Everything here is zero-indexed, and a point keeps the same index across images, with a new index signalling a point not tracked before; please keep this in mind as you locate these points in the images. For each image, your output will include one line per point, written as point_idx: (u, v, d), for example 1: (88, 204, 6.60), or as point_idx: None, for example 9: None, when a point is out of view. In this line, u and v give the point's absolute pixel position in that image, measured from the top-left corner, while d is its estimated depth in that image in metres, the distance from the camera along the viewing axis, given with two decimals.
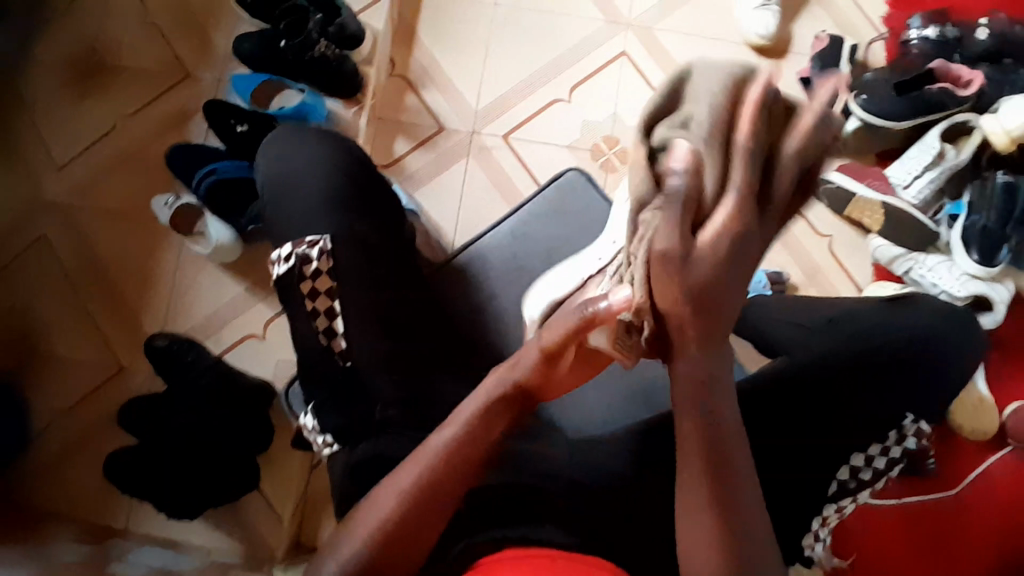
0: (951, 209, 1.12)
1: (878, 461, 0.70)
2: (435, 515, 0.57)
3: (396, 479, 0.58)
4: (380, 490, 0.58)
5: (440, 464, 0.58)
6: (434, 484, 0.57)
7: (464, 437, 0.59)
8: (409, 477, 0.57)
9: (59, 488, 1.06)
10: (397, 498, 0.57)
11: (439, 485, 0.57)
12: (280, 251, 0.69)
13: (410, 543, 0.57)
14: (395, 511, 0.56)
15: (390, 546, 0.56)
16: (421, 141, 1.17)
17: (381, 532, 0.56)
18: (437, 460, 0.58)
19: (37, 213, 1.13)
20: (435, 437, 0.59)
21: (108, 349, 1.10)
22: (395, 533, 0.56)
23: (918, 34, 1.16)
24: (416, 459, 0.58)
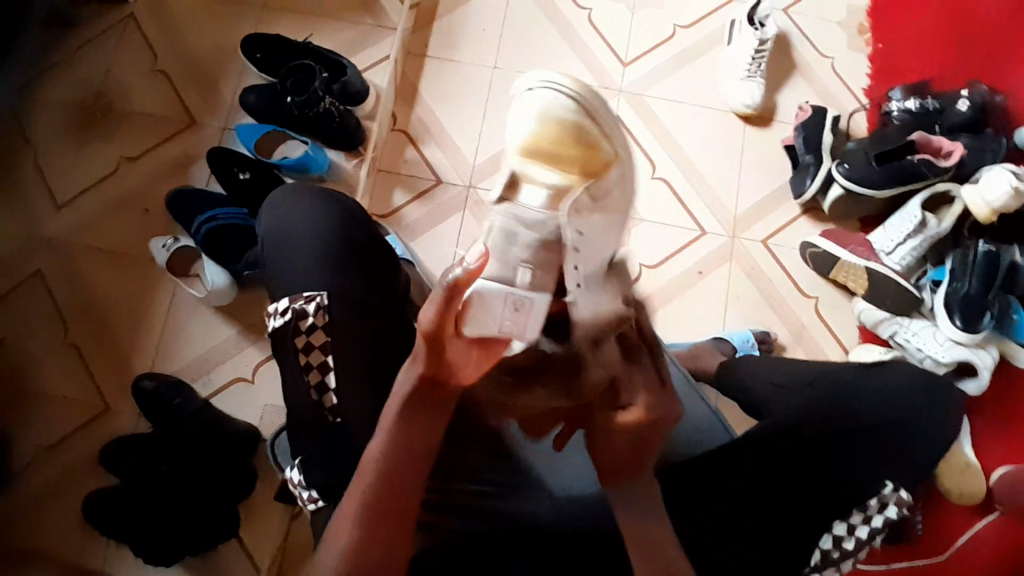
0: (933, 275, 1.15)
1: (860, 530, 0.68)
2: (394, 535, 0.57)
3: (348, 506, 0.58)
4: (336, 523, 0.58)
5: (385, 484, 0.56)
6: (378, 506, 0.56)
7: (394, 445, 0.56)
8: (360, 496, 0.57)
9: (30, 532, 1.03)
10: (352, 524, 0.57)
11: (384, 507, 0.56)
12: (278, 305, 0.71)
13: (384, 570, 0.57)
14: (351, 538, 0.56)
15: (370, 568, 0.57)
16: (420, 193, 1.21)
17: (353, 558, 0.56)
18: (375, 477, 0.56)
19: (35, 252, 1.15)
20: (370, 448, 0.58)
21: (94, 389, 1.10)
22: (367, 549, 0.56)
23: (899, 106, 1.22)
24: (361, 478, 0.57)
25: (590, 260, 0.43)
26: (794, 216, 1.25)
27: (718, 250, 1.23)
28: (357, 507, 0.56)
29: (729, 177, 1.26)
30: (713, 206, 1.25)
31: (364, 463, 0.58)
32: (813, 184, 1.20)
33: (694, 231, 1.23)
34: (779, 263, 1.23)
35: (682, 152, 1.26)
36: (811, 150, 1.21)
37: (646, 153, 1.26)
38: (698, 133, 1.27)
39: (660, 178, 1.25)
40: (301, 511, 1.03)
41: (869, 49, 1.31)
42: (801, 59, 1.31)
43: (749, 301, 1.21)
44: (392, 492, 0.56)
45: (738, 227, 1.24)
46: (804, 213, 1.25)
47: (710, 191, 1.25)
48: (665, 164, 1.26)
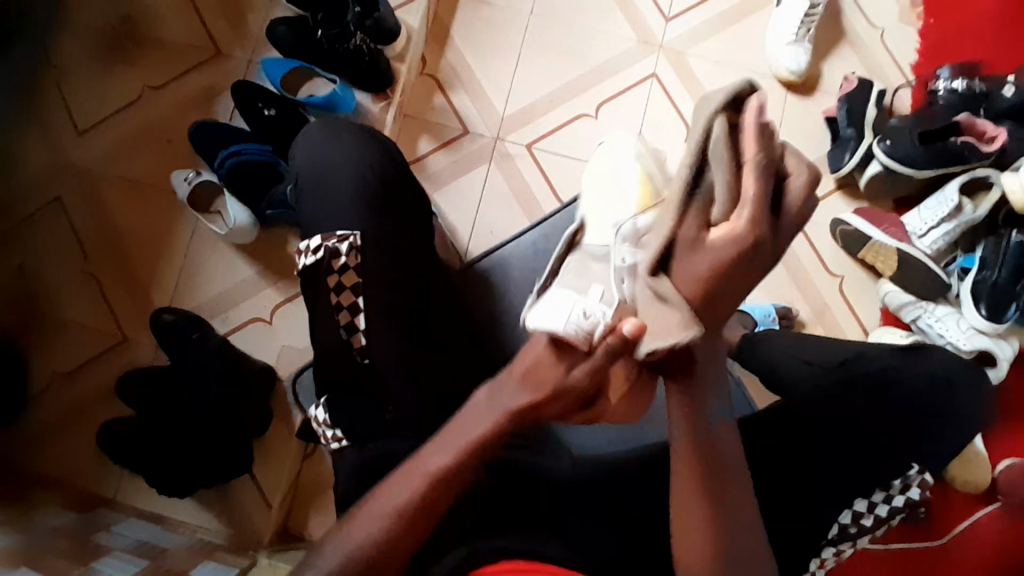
0: (963, 262, 1.12)
1: (880, 508, 0.69)
2: (409, 552, 0.54)
3: (390, 494, 0.54)
4: (350, 528, 0.55)
5: (434, 496, 0.54)
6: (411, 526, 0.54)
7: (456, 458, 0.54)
8: (408, 493, 0.54)
9: (50, 454, 1.06)
10: (370, 545, 0.54)
11: (419, 518, 0.54)
12: (310, 242, 0.70)
13: (397, 564, 0.54)
14: (366, 556, 0.53)
15: (388, 559, 0.54)
16: (445, 142, 1.18)
17: (376, 544, 0.53)
18: (437, 481, 0.54)
19: (55, 178, 1.13)
20: (427, 459, 0.55)
21: (114, 319, 1.10)
22: (394, 539, 0.54)
23: (945, 86, 1.16)
24: (410, 476, 0.54)
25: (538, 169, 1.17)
26: (829, 191, 1.21)
27: None
28: (386, 525, 0.54)
29: None
30: None
31: (413, 470, 0.55)
32: (851, 160, 1.16)
33: None
34: (808, 238, 1.20)
35: None
36: (852, 123, 1.17)
37: (681, 115, 1.21)
38: None
39: None
40: (314, 451, 1.05)
41: (921, 23, 1.24)
42: (850, 27, 1.24)
43: (774, 276, 1.19)
44: (435, 499, 0.54)
45: None
46: (839, 189, 1.21)
47: None
48: None
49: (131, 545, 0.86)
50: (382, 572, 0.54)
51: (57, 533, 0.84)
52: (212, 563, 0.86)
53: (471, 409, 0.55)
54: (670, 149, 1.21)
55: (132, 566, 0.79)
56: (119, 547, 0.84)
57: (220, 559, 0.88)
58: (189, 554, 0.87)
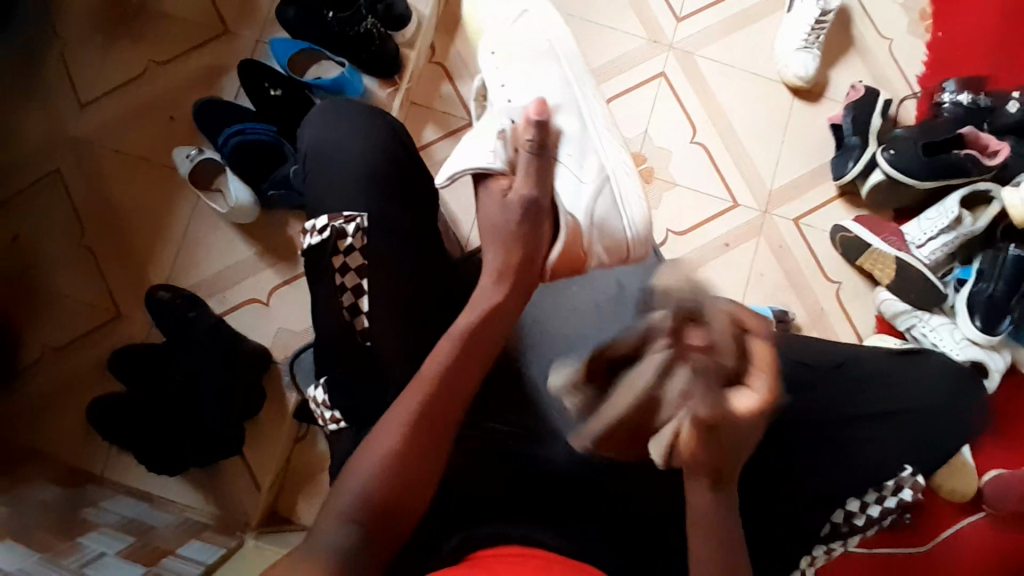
0: (960, 273, 1.12)
1: (872, 508, 0.69)
2: (427, 463, 0.57)
3: (396, 410, 0.59)
4: (360, 456, 0.57)
5: (437, 398, 0.59)
6: (419, 433, 0.58)
7: (454, 365, 0.62)
8: (412, 405, 0.59)
9: (39, 429, 1.04)
10: (380, 462, 0.56)
11: (431, 418, 0.59)
12: (316, 222, 0.70)
13: (418, 476, 0.57)
14: (376, 480, 0.55)
15: (408, 479, 0.56)
16: (451, 131, 1.17)
17: (397, 450, 0.56)
18: (432, 389, 0.60)
19: (56, 150, 1.12)
20: (429, 367, 0.61)
21: (109, 294, 1.09)
22: (412, 440, 0.57)
23: (951, 99, 1.16)
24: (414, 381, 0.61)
25: None
26: (829, 198, 1.21)
27: (748, 223, 1.20)
28: (397, 439, 0.57)
29: (770, 147, 1.22)
30: (749, 179, 1.21)
31: (419, 381, 0.60)
32: (854, 168, 1.16)
33: (726, 202, 1.20)
34: (807, 244, 1.20)
35: (723, 117, 1.22)
36: (858, 132, 1.17)
37: (687, 115, 1.21)
38: (744, 101, 1.22)
39: (697, 145, 1.21)
40: (306, 434, 1.05)
41: (929, 36, 1.24)
42: (859, 36, 1.24)
43: (772, 279, 1.19)
44: (436, 406, 0.59)
45: (771, 202, 1.21)
46: (840, 196, 1.21)
47: (747, 161, 1.21)
48: (706, 132, 1.21)
49: (119, 522, 0.86)
50: (403, 498, 0.55)
51: (44, 508, 0.84)
52: (197, 544, 0.85)
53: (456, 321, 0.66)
54: (675, 149, 1.21)
55: (119, 544, 0.78)
56: (105, 523, 0.84)
57: (206, 540, 0.88)
58: (175, 534, 0.87)
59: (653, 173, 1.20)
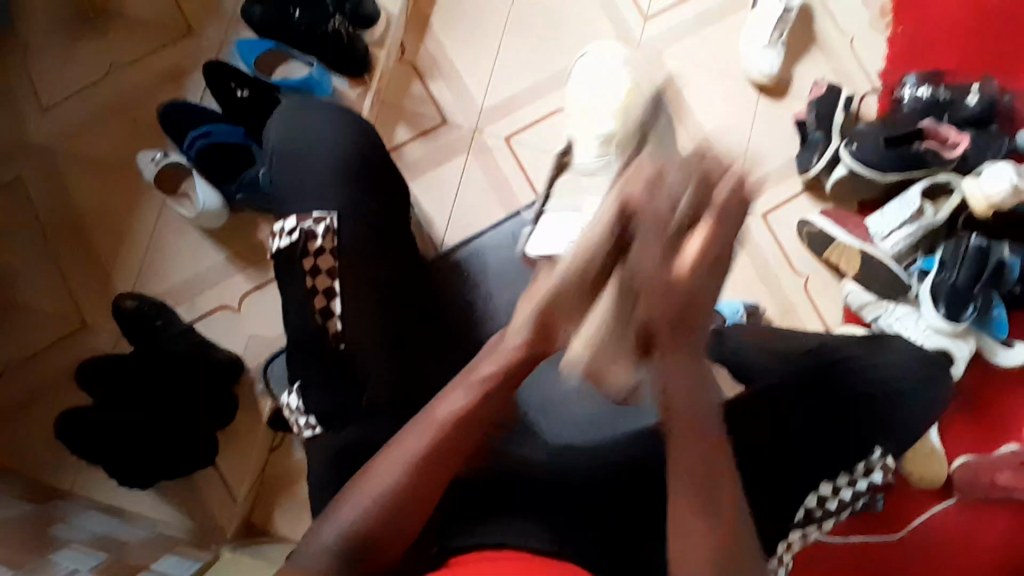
0: (923, 264, 1.15)
1: (844, 492, 0.71)
2: (428, 498, 0.57)
3: (397, 449, 0.57)
4: (356, 488, 0.57)
5: (448, 439, 0.58)
6: (425, 474, 0.57)
7: (465, 408, 0.59)
8: (420, 447, 0.57)
9: (3, 445, 1.01)
10: (378, 497, 0.56)
11: (437, 460, 0.57)
12: (284, 225, 0.69)
13: (412, 513, 0.56)
14: (368, 514, 0.55)
15: (405, 512, 0.56)
16: (423, 131, 1.17)
17: (391, 487, 0.56)
18: (443, 433, 0.58)
19: (14, 157, 1.08)
20: (440, 407, 0.59)
21: (72, 304, 1.06)
22: (411, 480, 0.56)
23: (911, 93, 1.19)
24: (424, 419, 0.59)
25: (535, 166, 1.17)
26: (796, 192, 1.24)
27: None
28: (398, 478, 0.56)
29: (738, 143, 1.24)
30: None
31: (429, 421, 0.59)
32: (819, 163, 1.19)
33: None
34: (776, 238, 1.23)
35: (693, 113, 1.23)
36: (822, 127, 1.20)
37: None
38: (712, 98, 1.24)
39: None
40: (281, 443, 1.02)
41: (889, 32, 1.27)
42: (821, 33, 1.27)
43: (743, 273, 1.21)
44: (445, 449, 0.58)
45: None
46: (806, 191, 1.24)
47: None
48: None
49: (90, 537, 0.83)
50: (395, 526, 0.56)
51: (11, 524, 0.81)
52: (171, 558, 0.83)
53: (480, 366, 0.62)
54: None
55: (92, 559, 0.77)
56: (75, 539, 0.81)
57: (180, 553, 0.86)
58: (149, 548, 0.85)
59: None
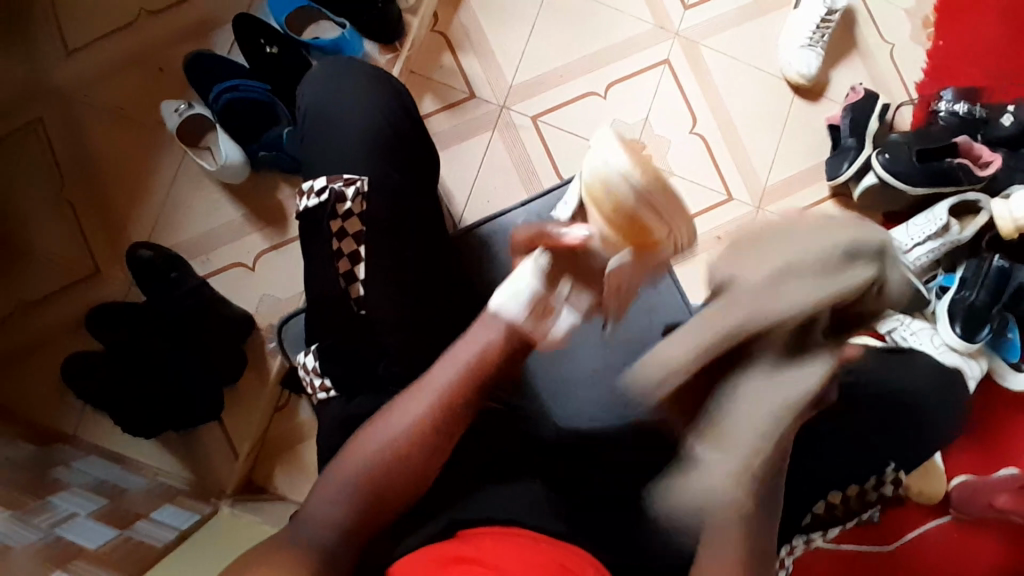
0: (943, 280, 1.14)
1: (852, 501, 0.71)
2: (422, 469, 0.57)
3: (381, 428, 0.57)
4: (351, 460, 0.57)
5: (441, 406, 0.58)
6: (421, 443, 0.57)
7: (467, 377, 0.59)
8: (414, 414, 0.57)
9: (10, 385, 1.01)
10: (373, 468, 0.56)
11: (434, 427, 0.58)
12: (313, 184, 0.68)
13: (408, 482, 0.57)
14: (365, 484, 0.55)
15: (401, 481, 0.56)
16: (450, 104, 1.15)
17: (378, 463, 0.56)
18: (439, 402, 0.58)
19: (39, 98, 1.07)
20: (435, 374, 0.59)
21: (88, 250, 1.05)
22: (400, 456, 0.56)
23: (947, 108, 1.17)
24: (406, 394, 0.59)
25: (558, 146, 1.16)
26: (822, 198, 1.22)
27: (742, 218, 1.20)
28: (391, 446, 0.56)
29: (768, 142, 1.22)
30: (745, 173, 1.21)
31: (422, 387, 0.59)
32: (849, 170, 1.16)
33: (721, 195, 1.20)
34: None
35: (724, 108, 1.21)
36: (854, 133, 1.17)
37: (689, 104, 1.20)
38: (746, 94, 1.22)
39: (697, 136, 1.20)
40: (287, 403, 1.03)
41: (930, 44, 1.24)
42: (862, 39, 1.24)
43: None
44: (443, 416, 0.58)
45: (766, 198, 1.21)
46: (832, 197, 1.22)
47: (745, 155, 1.21)
48: (708, 124, 1.20)
49: (90, 482, 0.84)
50: (391, 496, 0.56)
51: (12, 464, 0.81)
52: (171, 508, 0.84)
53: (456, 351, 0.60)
54: (674, 138, 1.19)
55: (91, 504, 0.77)
56: (76, 483, 0.82)
57: (181, 504, 0.87)
58: (149, 497, 0.85)
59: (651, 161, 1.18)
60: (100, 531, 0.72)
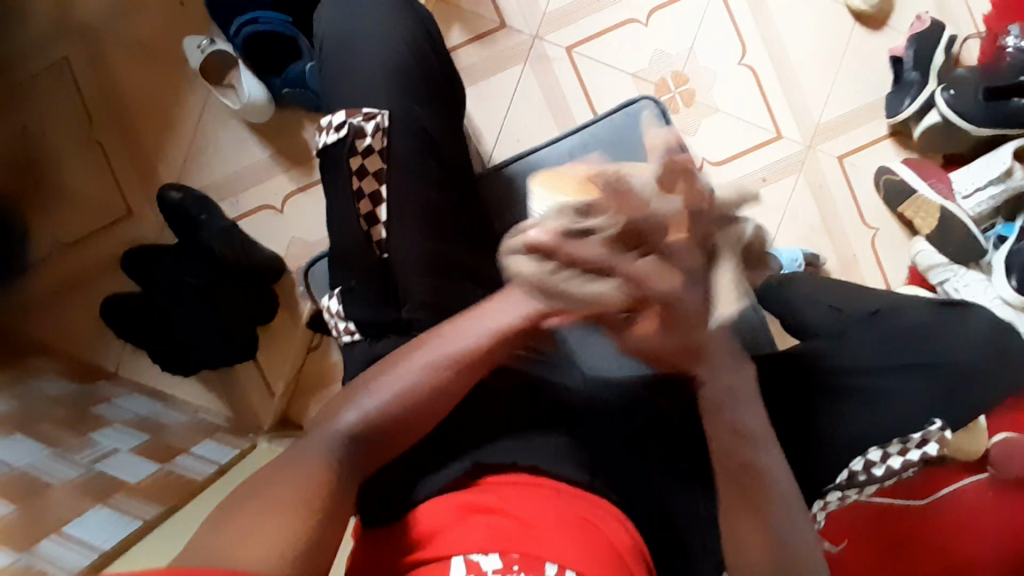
0: (1002, 229, 1.04)
1: (894, 460, 0.66)
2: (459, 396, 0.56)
3: (404, 373, 0.55)
4: (389, 376, 0.55)
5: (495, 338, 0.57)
6: (463, 373, 0.56)
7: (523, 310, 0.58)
8: (465, 342, 0.57)
9: (53, 324, 1.05)
10: (410, 386, 0.55)
11: (479, 358, 0.57)
12: (332, 119, 0.66)
13: (441, 407, 0.56)
14: (399, 402, 0.54)
15: (435, 405, 0.55)
16: (480, 35, 1.09)
17: (399, 405, 0.54)
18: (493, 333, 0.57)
19: (62, 36, 1.06)
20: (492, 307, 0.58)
21: (120, 192, 1.06)
22: (409, 407, 0.54)
23: (1016, 43, 1.06)
24: (427, 346, 0.57)
25: (592, 80, 1.09)
26: (879, 136, 1.11)
27: (790, 158, 1.11)
28: (432, 369, 0.55)
29: (823, 74, 1.12)
30: (795, 109, 1.12)
31: (478, 317, 0.58)
32: (910, 107, 1.07)
33: (769, 133, 1.11)
34: (849, 185, 1.11)
35: (775, 37, 1.11)
36: (919, 66, 1.07)
37: (736, 32, 1.11)
38: (799, 21, 1.11)
39: (745, 67, 1.11)
40: (320, 343, 1.04)
41: None
42: None
43: (806, 219, 1.11)
44: (491, 347, 0.57)
45: (817, 137, 1.12)
46: (890, 136, 1.11)
47: (795, 89, 1.12)
48: (757, 53, 1.11)
49: (131, 418, 0.87)
50: (421, 417, 0.55)
51: (56, 401, 0.85)
52: (210, 443, 0.87)
53: (481, 316, 0.58)
54: (720, 70, 1.11)
55: (132, 440, 0.80)
56: (117, 419, 0.85)
57: (220, 439, 0.90)
58: (189, 433, 0.88)
59: (693, 96, 1.11)
60: (139, 466, 0.75)
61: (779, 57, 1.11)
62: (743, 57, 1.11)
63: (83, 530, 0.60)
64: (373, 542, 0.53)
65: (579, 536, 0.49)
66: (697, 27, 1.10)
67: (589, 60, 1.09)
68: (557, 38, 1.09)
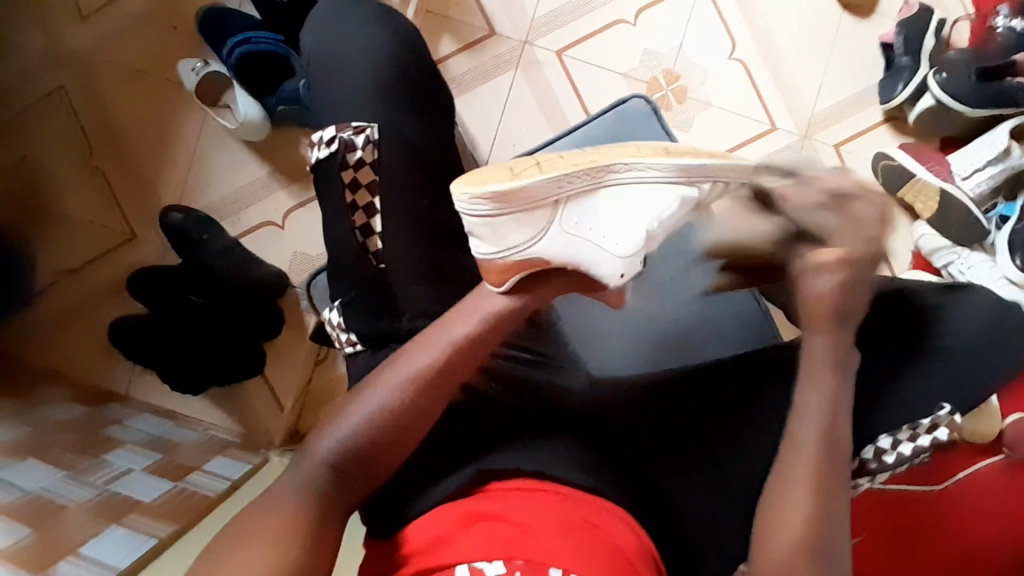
0: (1004, 209, 1.03)
1: (904, 447, 0.66)
2: (427, 416, 0.56)
3: (366, 401, 0.56)
4: (353, 406, 0.56)
5: (455, 355, 0.57)
6: (425, 393, 0.56)
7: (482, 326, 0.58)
8: (424, 362, 0.57)
9: (62, 350, 1.06)
10: (372, 414, 0.55)
11: (441, 379, 0.57)
12: (323, 134, 0.67)
13: (408, 431, 0.56)
14: (363, 429, 0.55)
15: (403, 429, 0.55)
16: (469, 44, 1.10)
17: (367, 433, 0.55)
18: (452, 352, 0.57)
19: (58, 66, 1.08)
20: (453, 326, 0.58)
21: (122, 216, 1.07)
22: (376, 434, 0.55)
23: (1005, 24, 1.04)
24: (388, 370, 0.57)
25: (583, 81, 1.10)
26: (874, 122, 1.11)
27: (785, 149, 1.11)
28: (393, 394, 0.55)
29: (814, 63, 1.12)
30: (788, 99, 1.12)
31: (438, 336, 0.58)
32: (903, 91, 1.06)
33: (763, 125, 1.11)
34: (847, 172, 1.11)
35: (764, 29, 1.12)
36: (909, 50, 1.07)
37: (725, 26, 1.11)
38: (787, 12, 1.12)
39: (735, 61, 1.11)
40: (325, 357, 1.04)
41: None
42: None
43: None
44: (454, 365, 0.57)
45: (812, 126, 1.12)
46: (885, 121, 1.11)
47: (787, 79, 1.12)
48: (747, 46, 1.12)
49: (142, 439, 0.88)
50: (391, 442, 0.55)
51: (68, 426, 0.86)
52: (221, 460, 0.88)
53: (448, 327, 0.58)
54: (711, 65, 1.11)
55: (144, 460, 0.81)
56: (128, 440, 0.86)
57: (231, 456, 0.90)
58: (200, 451, 0.89)
59: (685, 92, 1.11)
60: (153, 486, 0.75)
61: (769, 49, 1.12)
62: (731, 51, 1.11)
63: (98, 552, 0.60)
64: (386, 550, 0.54)
65: (586, 538, 0.49)
66: (685, 24, 1.11)
67: (579, 62, 1.10)
68: (547, 42, 1.10)
